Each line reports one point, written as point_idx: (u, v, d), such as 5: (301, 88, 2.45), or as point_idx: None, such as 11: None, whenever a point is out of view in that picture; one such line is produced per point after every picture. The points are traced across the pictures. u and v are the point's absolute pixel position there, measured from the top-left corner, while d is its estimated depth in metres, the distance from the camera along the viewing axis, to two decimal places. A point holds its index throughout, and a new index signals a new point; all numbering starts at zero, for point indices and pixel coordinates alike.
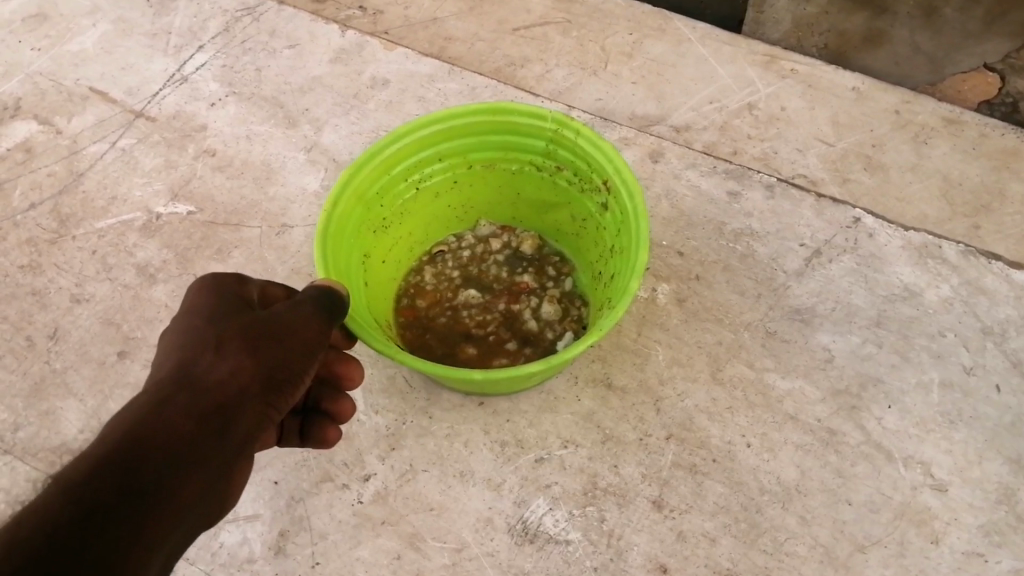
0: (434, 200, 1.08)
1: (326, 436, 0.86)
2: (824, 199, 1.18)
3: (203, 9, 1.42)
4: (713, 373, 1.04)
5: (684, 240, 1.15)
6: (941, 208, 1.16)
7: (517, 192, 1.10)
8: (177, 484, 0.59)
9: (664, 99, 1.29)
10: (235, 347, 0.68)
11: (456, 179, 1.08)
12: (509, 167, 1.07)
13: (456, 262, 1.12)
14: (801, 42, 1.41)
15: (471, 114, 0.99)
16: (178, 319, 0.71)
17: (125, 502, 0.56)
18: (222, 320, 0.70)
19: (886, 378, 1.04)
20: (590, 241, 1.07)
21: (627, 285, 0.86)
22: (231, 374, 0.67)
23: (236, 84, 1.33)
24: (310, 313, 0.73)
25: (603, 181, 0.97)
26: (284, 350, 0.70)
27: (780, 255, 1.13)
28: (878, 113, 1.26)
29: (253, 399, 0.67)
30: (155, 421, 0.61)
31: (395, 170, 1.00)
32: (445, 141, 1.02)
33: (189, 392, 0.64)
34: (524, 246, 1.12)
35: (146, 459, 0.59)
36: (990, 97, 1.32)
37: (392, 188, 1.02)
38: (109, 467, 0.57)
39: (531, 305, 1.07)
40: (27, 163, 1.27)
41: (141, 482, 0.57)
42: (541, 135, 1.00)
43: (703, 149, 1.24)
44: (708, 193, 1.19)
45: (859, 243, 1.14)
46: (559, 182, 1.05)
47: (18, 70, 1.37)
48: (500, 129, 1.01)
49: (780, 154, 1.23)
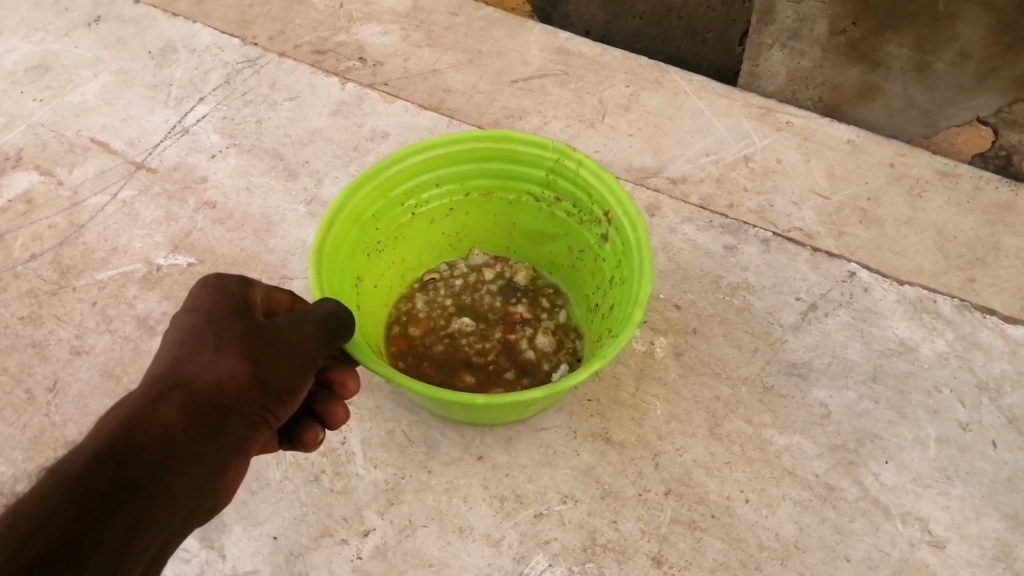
0: (429, 226, 1.11)
1: (319, 438, 0.87)
2: (820, 253, 1.21)
3: (204, 61, 1.45)
4: (711, 429, 1.04)
5: (680, 293, 1.16)
6: (936, 261, 1.20)
7: (513, 222, 1.14)
8: (170, 477, 0.62)
9: (660, 151, 1.33)
10: (234, 352, 0.70)
11: (452, 207, 1.10)
12: (506, 197, 1.10)
13: (449, 291, 1.14)
14: (796, 95, 1.55)
15: (473, 140, 1.02)
16: (179, 317, 0.73)
17: (118, 491, 0.59)
18: (225, 322, 0.72)
19: (882, 434, 1.04)
20: (586, 273, 1.10)
21: (629, 314, 0.88)
22: (229, 377, 0.69)
23: (237, 136, 1.35)
24: (314, 329, 0.77)
25: (604, 213, 1.00)
26: (282, 358, 0.72)
27: (776, 308, 1.15)
28: (874, 166, 1.31)
29: (250, 404, 0.69)
30: (152, 415, 0.64)
31: (394, 193, 1.02)
32: (445, 167, 1.04)
33: (186, 391, 0.67)
34: (518, 277, 1.15)
35: (141, 453, 0.61)
36: (984, 150, 1.44)
37: (389, 211, 1.04)
38: (104, 460, 0.59)
39: (527, 335, 1.09)
40: (27, 215, 1.28)
41: (134, 473, 0.60)
42: (542, 164, 1.03)
43: (699, 203, 1.26)
44: (704, 246, 1.21)
45: (855, 297, 1.16)
46: (557, 212, 1.08)
47: (20, 121, 1.39)
48: (501, 157, 1.04)
49: (776, 207, 1.26)
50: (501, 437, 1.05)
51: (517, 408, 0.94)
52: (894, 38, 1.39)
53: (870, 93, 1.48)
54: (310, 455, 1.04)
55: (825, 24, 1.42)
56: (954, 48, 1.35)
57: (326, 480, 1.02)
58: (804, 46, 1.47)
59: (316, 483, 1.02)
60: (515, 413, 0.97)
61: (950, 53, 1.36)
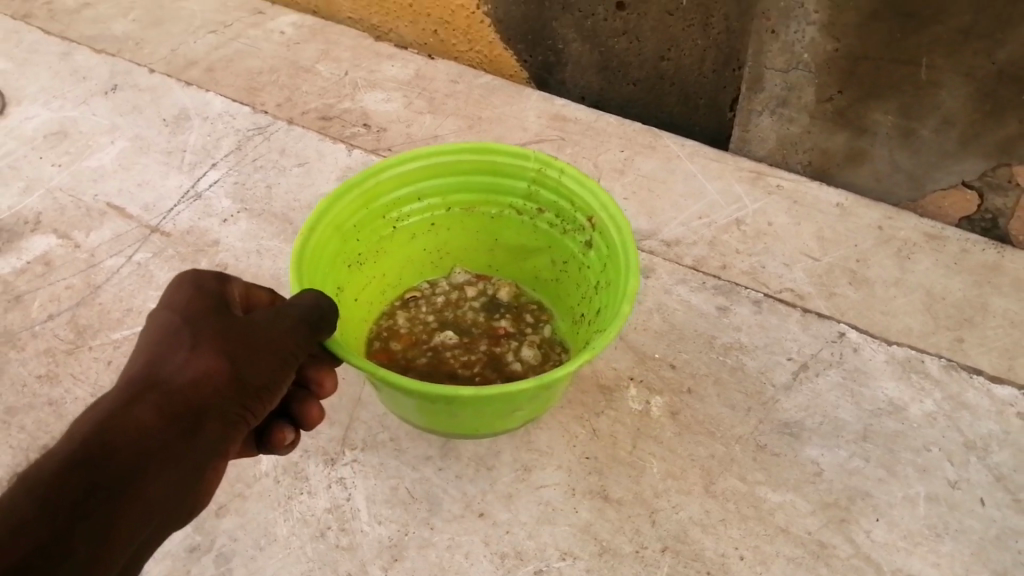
0: (412, 241, 1.24)
1: (291, 438, 0.92)
2: (810, 314, 1.27)
3: (216, 128, 1.51)
4: (706, 486, 1.07)
5: (676, 352, 1.21)
6: (926, 321, 1.27)
7: (495, 237, 1.27)
8: (144, 479, 0.69)
9: (654, 214, 1.42)
10: (208, 351, 0.77)
11: (435, 222, 1.24)
12: (489, 212, 1.24)
13: (430, 308, 1.25)
14: (786, 159, 1.59)
15: (458, 154, 1.15)
16: (158, 316, 0.81)
17: (90, 497, 0.66)
18: (200, 322, 0.80)
19: (874, 491, 1.06)
20: (569, 283, 1.23)
21: (619, 310, 0.97)
22: (203, 377, 0.76)
23: (247, 201, 1.39)
24: (288, 326, 0.82)
25: (587, 219, 1.13)
26: (257, 355, 0.79)
27: (768, 368, 1.19)
28: (864, 228, 1.42)
29: (225, 403, 0.76)
30: (126, 420, 0.71)
31: (378, 203, 1.15)
32: (429, 180, 1.18)
33: (162, 392, 0.74)
34: (500, 293, 1.27)
35: (114, 458, 0.69)
36: (970, 213, 1.49)
37: (373, 221, 1.16)
38: (78, 466, 0.67)
39: (513, 348, 1.20)
40: (45, 276, 1.31)
41: (107, 478, 0.67)
42: (525, 176, 1.17)
43: (693, 264, 1.34)
44: (698, 307, 1.27)
45: (844, 357, 1.21)
46: (540, 223, 1.21)
47: (39, 186, 1.43)
48: (483, 169, 1.18)
49: (767, 268, 1.34)
50: (501, 495, 1.07)
51: (506, 412, 1.02)
52: (879, 106, 1.44)
53: (857, 158, 1.53)
54: (316, 511, 1.06)
55: (812, 92, 1.48)
56: (936, 116, 1.40)
57: (331, 535, 1.04)
58: (793, 112, 1.52)
59: (322, 538, 1.03)
60: (500, 421, 1.05)
61: (933, 120, 1.41)
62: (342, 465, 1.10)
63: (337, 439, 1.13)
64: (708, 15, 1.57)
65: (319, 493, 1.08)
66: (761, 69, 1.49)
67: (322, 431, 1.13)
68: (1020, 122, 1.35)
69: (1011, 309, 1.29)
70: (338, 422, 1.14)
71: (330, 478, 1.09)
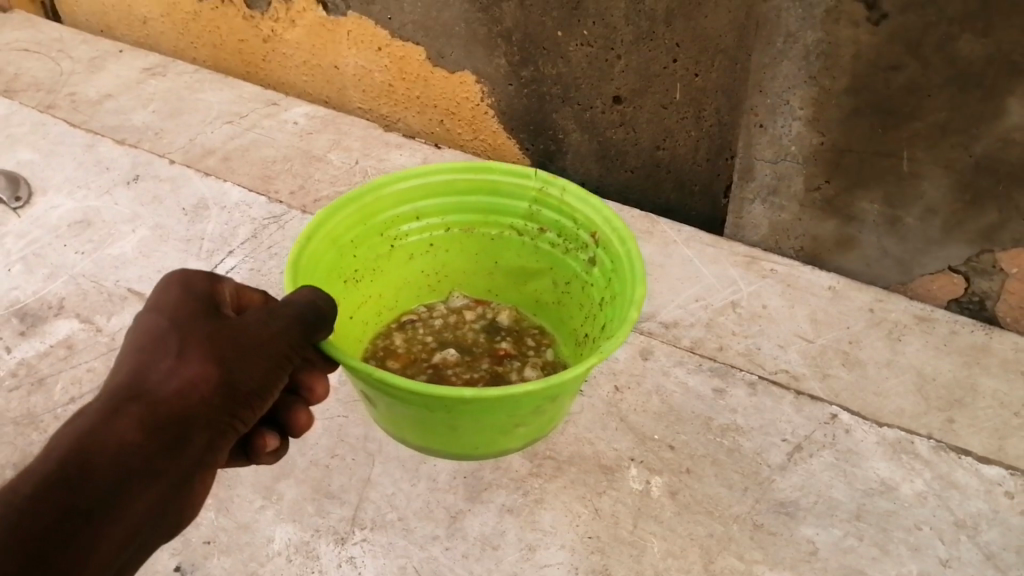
0: (413, 258, 1.46)
1: (275, 444, 1.01)
2: (803, 396, 1.32)
3: (233, 217, 1.58)
4: (705, 564, 1.10)
5: (674, 434, 1.26)
6: (917, 402, 1.32)
7: (495, 260, 1.50)
8: (131, 489, 0.78)
9: (652, 296, 1.53)
10: (194, 360, 0.86)
11: (435, 242, 1.47)
12: (490, 234, 1.47)
13: (428, 329, 1.47)
14: (779, 244, 1.65)
15: (462, 176, 1.38)
16: (147, 321, 0.90)
17: (76, 512, 0.74)
18: (186, 328, 0.89)
19: (868, 569, 1.10)
20: (568, 302, 1.45)
21: (627, 315, 1.12)
22: (190, 384, 0.85)
23: (262, 286, 1.45)
24: (274, 333, 0.92)
25: (587, 234, 1.35)
26: (245, 362, 0.89)
27: (764, 449, 1.24)
28: (855, 310, 1.51)
29: (210, 411, 0.86)
30: (114, 430, 0.80)
31: (383, 218, 1.38)
32: (428, 201, 1.40)
33: (152, 399, 0.83)
34: (498, 316, 1.49)
35: (101, 471, 0.77)
36: (959, 295, 1.54)
37: (378, 234, 1.39)
38: (66, 479, 0.75)
39: (515, 368, 1.39)
40: (67, 359, 1.35)
41: (94, 492, 0.76)
42: (527, 197, 1.39)
43: (690, 345, 1.42)
44: (695, 389, 1.33)
45: (837, 438, 1.26)
46: (542, 243, 1.44)
47: (62, 273, 1.49)
48: (483, 190, 1.41)
49: (763, 350, 1.42)
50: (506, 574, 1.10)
51: (507, 432, 1.16)
52: (865, 195, 1.51)
53: (846, 244, 1.59)
54: None
55: (802, 181, 1.55)
56: (920, 204, 1.47)
57: None
58: (783, 201, 1.59)
59: None
60: (499, 445, 1.19)
61: (917, 208, 1.48)
62: (352, 544, 1.14)
63: (346, 519, 1.17)
64: (700, 109, 1.66)
65: (330, 571, 1.11)
66: (751, 160, 1.57)
67: (331, 511, 1.18)
68: (1000, 210, 1.42)
69: (1000, 390, 1.35)
70: (347, 501, 1.19)
71: (340, 556, 1.13)
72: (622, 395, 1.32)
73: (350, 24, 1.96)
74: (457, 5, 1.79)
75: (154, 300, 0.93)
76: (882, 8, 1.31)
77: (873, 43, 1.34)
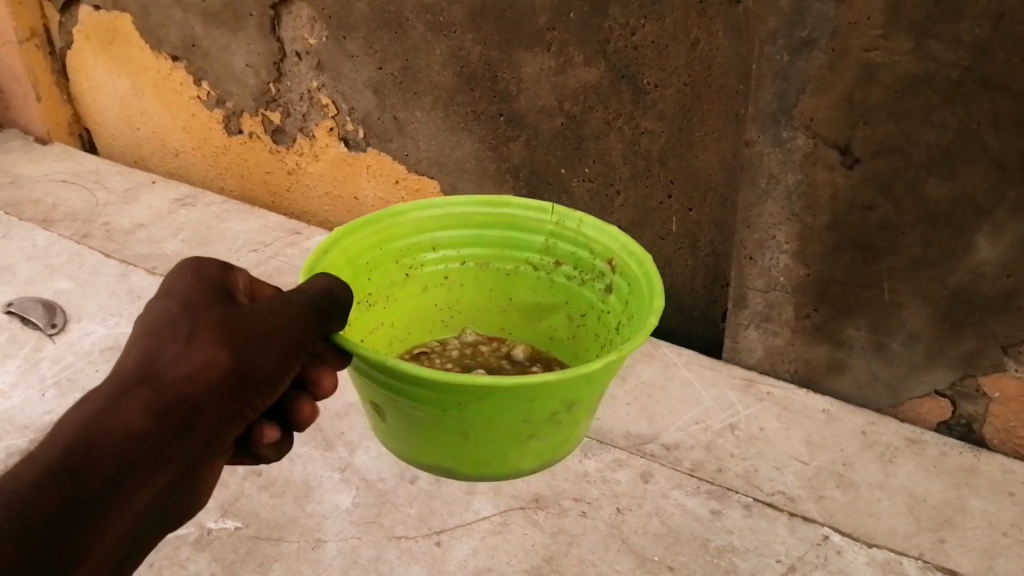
0: (428, 289, 1.74)
1: (274, 436, 1.17)
2: (796, 517, 1.39)
3: None
4: None
5: (673, 555, 1.33)
6: (909, 522, 1.39)
7: (511, 297, 1.77)
8: (145, 463, 0.96)
9: (655, 419, 1.60)
10: (206, 350, 1.05)
11: (449, 275, 1.74)
12: (505, 270, 1.74)
13: (444, 359, 1.73)
14: (774, 366, 1.73)
15: (482, 211, 1.66)
16: (166, 313, 1.10)
17: (89, 486, 0.91)
18: (200, 322, 1.09)
19: None
20: (584, 329, 1.71)
21: (647, 321, 1.36)
22: (204, 368, 1.04)
23: None
24: (278, 324, 1.11)
25: (605, 263, 1.62)
26: (253, 353, 1.07)
27: (759, 569, 1.31)
28: (846, 432, 1.58)
29: (220, 394, 1.04)
30: (134, 408, 0.98)
31: (401, 243, 1.66)
32: (444, 232, 1.69)
33: (171, 381, 1.02)
34: (515, 349, 1.76)
35: (118, 446, 0.95)
36: (947, 418, 1.61)
37: (395, 258, 1.67)
38: (85, 456, 0.93)
39: None
40: None
41: (109, 467, 0.93)
42: (543, 231, 1.67)
43: (691, 467, 1.49)
44: (693, 510, 1.40)
45: (829, 559, 1.33)
46: (557, 275, 1.70)
47: None
48: (500, 226, 1.69)
49: (760, 471, 1.48)
50: None
51: (519, 440, 1.39)
52: (851, 322, 1.60)
53: (837, 368, 1.66)
54: None
55: (792, 308, 1.64)
56: (903, 331, 1.56)
57: None
58: (775, 326, 1.68)
59: None
60: (513, 454, 1.42)
61: (901, 335, 1.56)
62: None
63: None
64: (695, 240, 1.78)
65: None
66: (744, 288, 1.67)
67: None
68: (978, 338, 1.50)
69: (988, 510, 1.41)
70: None
71: None
72: (624, 517, 1.39)
73: (370, 159, 2.11)
74: (468, 144, 1.93)
75: (175, 289, 1.14)
76: (855, 153, 1.43)
77: (849, 185, 1.46)
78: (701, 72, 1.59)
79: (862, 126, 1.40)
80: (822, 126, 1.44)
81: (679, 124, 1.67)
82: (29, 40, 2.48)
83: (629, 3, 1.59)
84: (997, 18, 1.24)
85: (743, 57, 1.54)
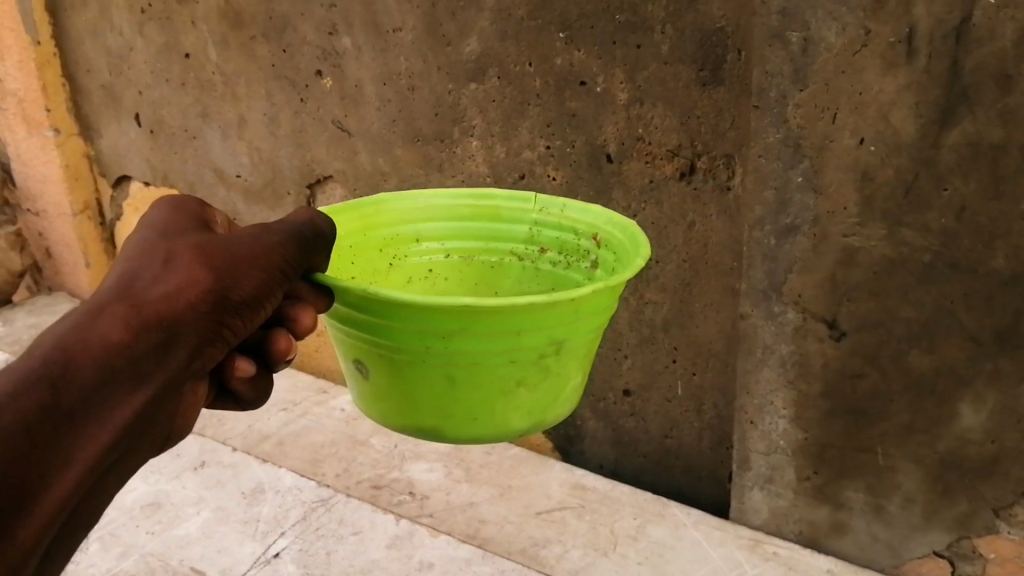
0: (409, 284, 1.53)
1: (244, 372, 1.19)
2: None
3: (286, 499, 1.89)
4: None
5: None
6: None
7: (496, 288, 1.54)
8: (118, 382, 0.99)
9: None
10: (185, 270, 1.05)
11: (433, 269, 1.53)
12: (490, 262, 1.53)
13: None
14: (779, 527, 1.79)
15: (464, 200, 1.49)
16: (145, 235, 1.11)
17: (62, 406, 0.95)
18: (177, 242, 1.09)
19: None
20: None
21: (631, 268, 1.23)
22: (182, 289, 1.04)
23: (308, 565, 1.70)
24: (263, 244, 1.09)
25: (590, 242, 1.43)
26: (233, 277, 1.06)
27: None
28: None
29: (198, 313, 1.04)
30: (108, 323, 1.00)
31: (376, 230, 1.46)
32: (423, 224, 1.50)
33: (148, 297, 1.03)
34: None
35: (92, 360, 0.98)
36: None
37: (371, 245, 1.46)
38: (57, 370, 0.96)
39: None
40: None
41: (82, 385, 0.96)
42: (526, 218, 1.49)
43: None
44: None
45: None
46: (543, 264, 1.50)
47: (133, 551, 1.76)
48: (483, 216, 1.50)
49: None
50: None
51: (506, 383, 1.26)
52: (851, 484, 1.68)
53: (840, 528, 1.73)
54: None
55: (793, 471, 1.73)
56: (899, 494, 1.64)
57: None
58: (778, 487, 1.76)
59: None
60: (501, 402, 1.28)
61: (898, 496, 1.64)
62: None
63: None
64: (700, 403, 1.88)
65: None
66: (746, 450, 1.77)
67: None
68: (969, 501, 1.58)
69: None
70: None
71: None
72: None
73: None
74: None
75: (162, 220, 1.13)
76: (841, 326, 1.56)
77: (838, 356, 1.58)
78: (698, 250, 1.75)
79: (846, 302, 1.54)
80: (810, 302, 1.57)
81: (679, 295, 1.81)
82: (82, 212, 2.71)
83: (631, 188, 1.77)
84: (959, 210, 1.39)
85: (735, 237, 1.70)
